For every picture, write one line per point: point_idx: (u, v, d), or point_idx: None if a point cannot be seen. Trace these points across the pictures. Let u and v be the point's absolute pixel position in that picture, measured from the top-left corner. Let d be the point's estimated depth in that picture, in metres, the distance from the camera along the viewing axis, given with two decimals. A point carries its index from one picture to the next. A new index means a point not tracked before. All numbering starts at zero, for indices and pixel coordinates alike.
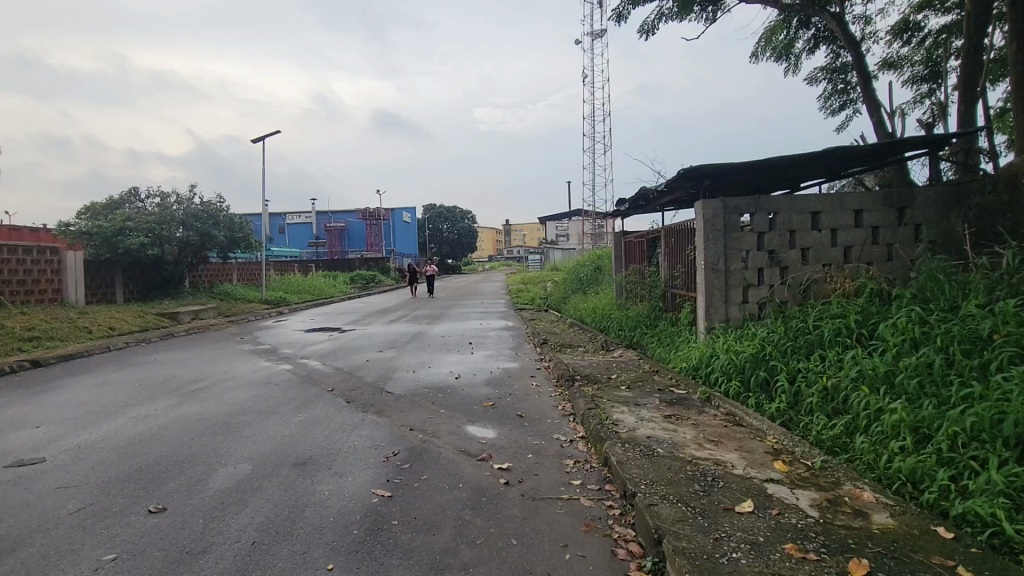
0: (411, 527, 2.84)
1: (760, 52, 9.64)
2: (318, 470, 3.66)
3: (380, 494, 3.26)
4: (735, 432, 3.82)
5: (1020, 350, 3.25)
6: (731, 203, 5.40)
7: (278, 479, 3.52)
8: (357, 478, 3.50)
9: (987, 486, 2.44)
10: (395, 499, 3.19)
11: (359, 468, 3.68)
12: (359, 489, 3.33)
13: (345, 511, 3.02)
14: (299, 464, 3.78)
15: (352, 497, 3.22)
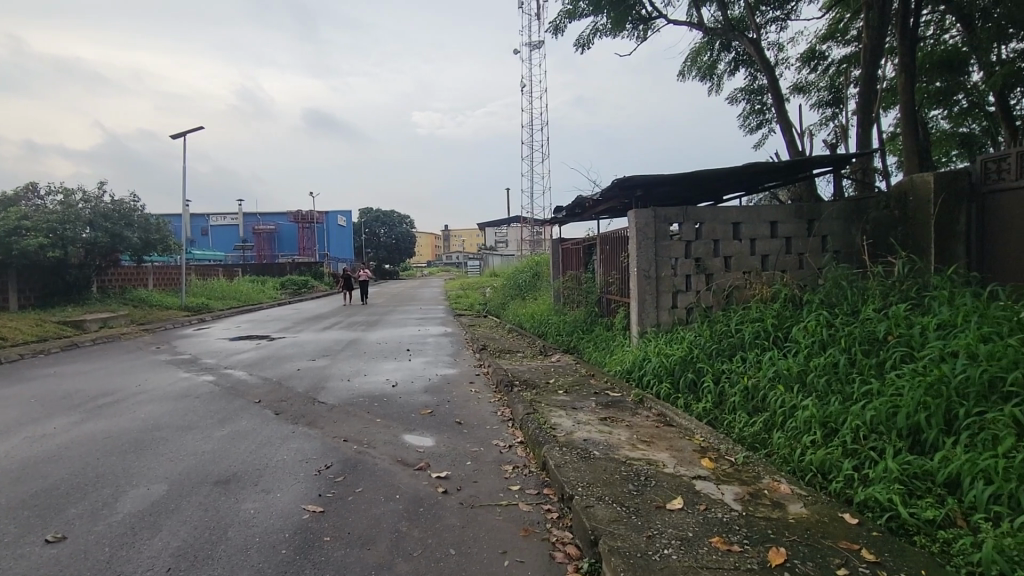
0: (344, 543, 2.80)
1: (687, 71, 10.26)
2: (243, 488, 3.50)
3: (312, 509, 3.18)
4: (666, 432, 4.07)
5: (908, 349, 3.68)
6: (661, 213, 5.74)
7: (199, 499, 3.34)
8: (286, 494, 3.38)
9: (884, 473, 2.75)
10: (328, 514, 3.12)
11: (289, 483, 3.57)
12: (289, 505, 3.23)
13: (273, 530, 2.93)
14: (222, 481, 3.60)
15: (281, 514, 3.11)
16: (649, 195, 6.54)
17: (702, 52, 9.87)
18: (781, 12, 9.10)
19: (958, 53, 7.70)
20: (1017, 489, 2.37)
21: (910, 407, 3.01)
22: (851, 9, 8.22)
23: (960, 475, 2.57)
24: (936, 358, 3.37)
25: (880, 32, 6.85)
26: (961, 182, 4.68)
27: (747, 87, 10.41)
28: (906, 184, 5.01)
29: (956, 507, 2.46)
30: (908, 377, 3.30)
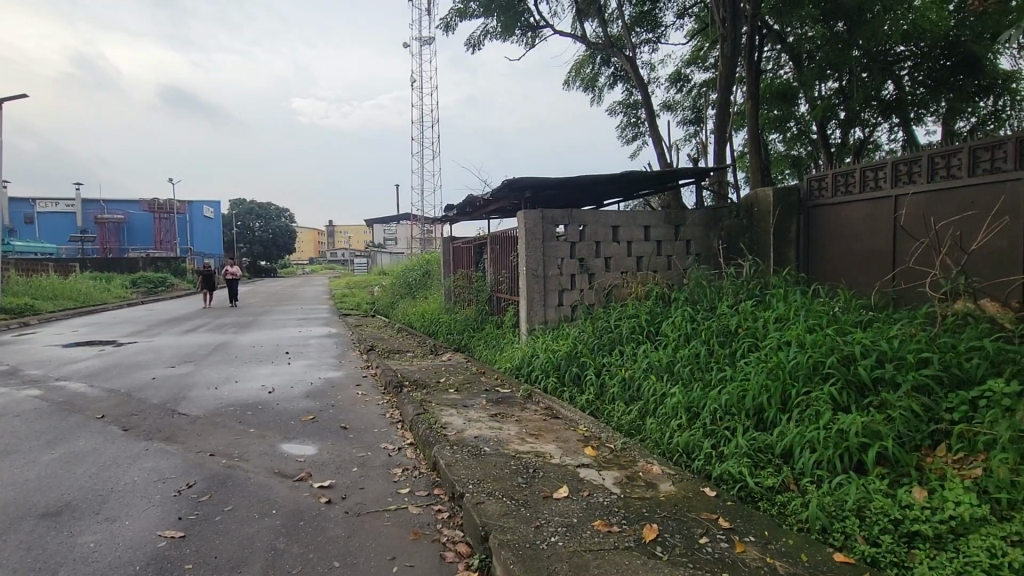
0: (210, 568, 2.65)
1: (572, 81, 10.90)
2: (80, 519, 3.13)
3: (169, 535, 2.95)
4: (553, 424, 4.38)
5: (754, 338, 4.32)
6: (549, 215, 6.11)
7: (19, 537, 2.92)
8: (136, 522, 3.09)
9: (735, 449, 3.24)
10: (189, 539, 2.92)
11: (141, 508, 3.26)
12: (141, 534, 2.96)
13: (121, 563, 2.67)
14: (51, 514, 3.18)
15: (129, 545, 2.84)
16: (535, 197, 6.88)
17: (585, 64, 10.57)
18: (652, 35, 9.95)
19: (790, 87, 9.05)
20: (834, 454, 2.89)
21: (754, 388, 3.56)
22: (709, 40, 9.29)
23: (791, 446, 3.08)
24: (775, 347, 4.00)
25: (731, 63, 7.85)
26: (792, 197, 5.49)
27: (624, 100, 11.34)
28: (751, 197, 5.80)
29: (789, 474, 2.97)
30: (755, 362, 3.89)
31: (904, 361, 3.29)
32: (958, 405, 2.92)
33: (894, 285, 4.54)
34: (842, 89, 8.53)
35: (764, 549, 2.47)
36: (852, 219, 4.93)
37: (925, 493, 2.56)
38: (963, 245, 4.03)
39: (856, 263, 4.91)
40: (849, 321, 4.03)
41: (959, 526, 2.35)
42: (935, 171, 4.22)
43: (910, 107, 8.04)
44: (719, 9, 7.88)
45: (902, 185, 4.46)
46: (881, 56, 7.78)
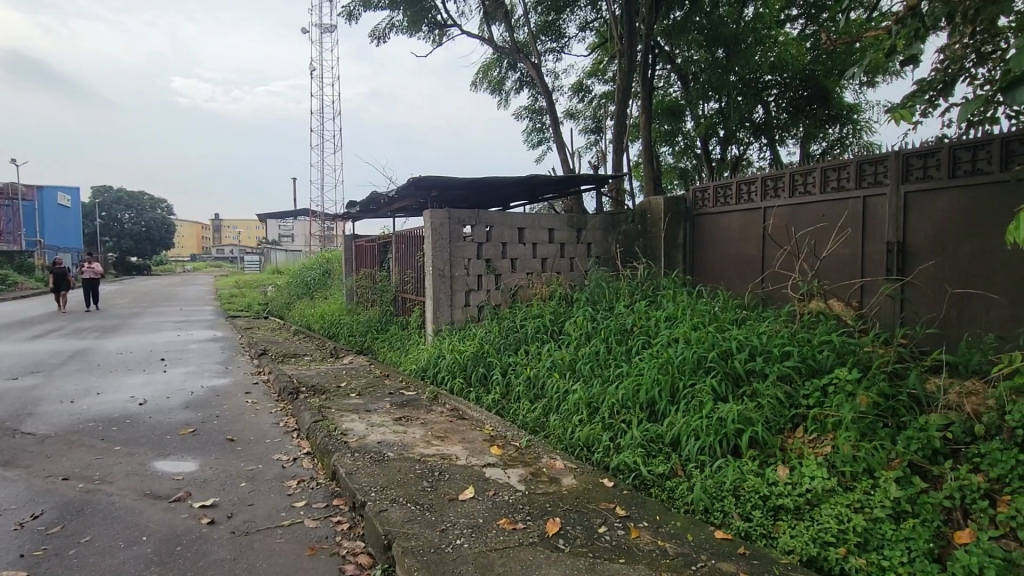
0: None
1: (479, 83, 10.94)
2: None
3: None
4: (459, 425, 4.36)
5: (648, 335, 4.63)
6: (455, 214, 6.08)
7: None
8: None
9: (630, 441, 3.44)
10: None
11: None
12: None
13: None
14: None
15: None
16: (442, 196, 6.81)
17: (492, 67, 10.68)
18: (556, 45, 10.29)
19: (678, 104, 9.80)
20: (714, 440, 3.18)
21: (647, 383, 3.80)
22: (608, 54, 9.77)
23: (679, 435, 3.34)
24: (665, 344, 4.32)
25: (627, 78, 8.31)
26: (680, 206, 5.94)
27: (530, 106, 11.62)
28: (645, 204, 6.20)
29: (677, 461, 3.21)
30: (648, 358, 4.15)
31: (770, 354, 3.70)
32: (812, 392, 3.32)
33: (763, 287, 5.07)
34: (722, 109, 9.33)
35: (655, 533, 2.65)
36: (729, 227, 5.46)
37: (787, 470, 2.89)
38: (817, 253, 4.61)
39: (733, 267, 5.43)
40: (728, 319, 4.46)
41: (814, 497, 2.67)
42: (795, 186, 4.80)
43: (776, 130, 9.03)
44: (616, 26, 8.32)
45: (770, 198, 5.02)
46: (752, 84, 8.71)
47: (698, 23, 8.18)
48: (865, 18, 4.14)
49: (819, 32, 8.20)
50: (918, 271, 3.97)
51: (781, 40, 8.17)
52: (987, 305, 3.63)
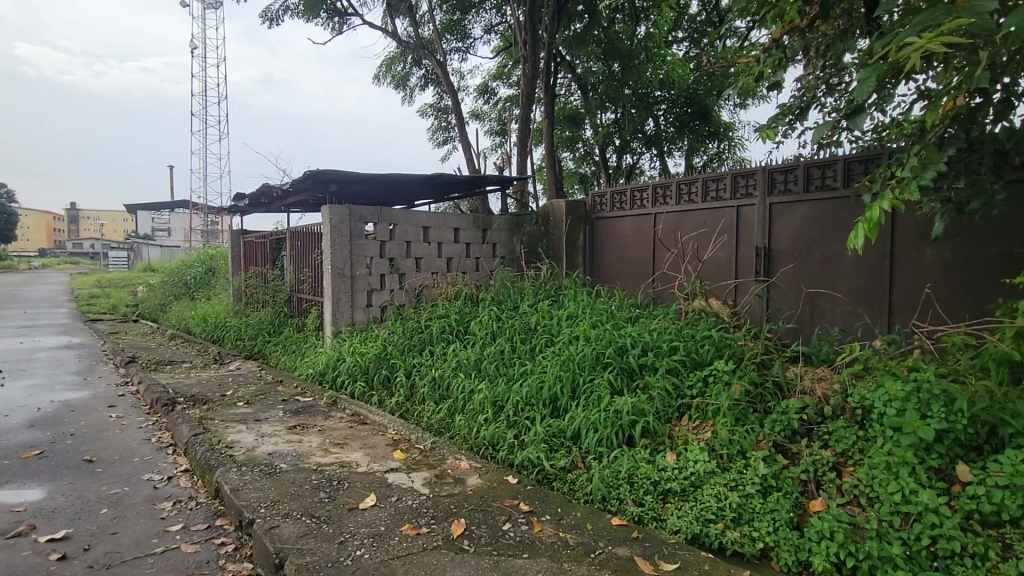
0: None
1: (381, 77, 10.58)
2: None
3: None
4: (360, 430, 4.19)
5: (551, 333, 4.77)
6: (356, 211, 5.83)
7: None
8: None
9: (534, 437, 3.53)
10: None
11: None
12: None
13: None
14: None
15: None
16: (342, 192, 6.49)
17: (396, 61, 10.39)
18: (461, 45, 10.25)
19: (579, 112, 10.23)
20: (611, 432, 3.36)
21: (550, 380, 3.92)
22: (513, 59, 9.93)
23: (579, 429, 3.48)
24: (567, 341, 4.49)
25: (530, 83, 8.51)
26: (580, 209, 6.20)
27: (435, 104, 11.47)
28: (547, 207, 6.40)
29: (578, 453, 3.36)
30: (551, 356, 4.27)
31: (660, 349, 3.99)
32: (695, 382, 3.63)
33: (654, 287, 5.45)
34: (617, 120, 9.84)
35: (557, 525, 2.73)
36: (624, 231, 5.80)
37: (674, 455, 3.13)
38: (699, 255, 5.05)
39: (628, 268, 5.78)
40: (623, 317, 4.73)
41: (697, 479, 2.92)
42: (680, 195, 5.22)
43: (665, 142, 9.67)
44: (520, 31, 8.51)
45: (660, 205, 5.41)
46: (644, 98, 9.35)
47: (595, 37, 8.75)
48: (738, 46, 4.64)
49: (700, 56, 9.09)
50: (781, 273, 4.50)
51: (669, 59, 8.96)
52: (833, 303, 4.21)
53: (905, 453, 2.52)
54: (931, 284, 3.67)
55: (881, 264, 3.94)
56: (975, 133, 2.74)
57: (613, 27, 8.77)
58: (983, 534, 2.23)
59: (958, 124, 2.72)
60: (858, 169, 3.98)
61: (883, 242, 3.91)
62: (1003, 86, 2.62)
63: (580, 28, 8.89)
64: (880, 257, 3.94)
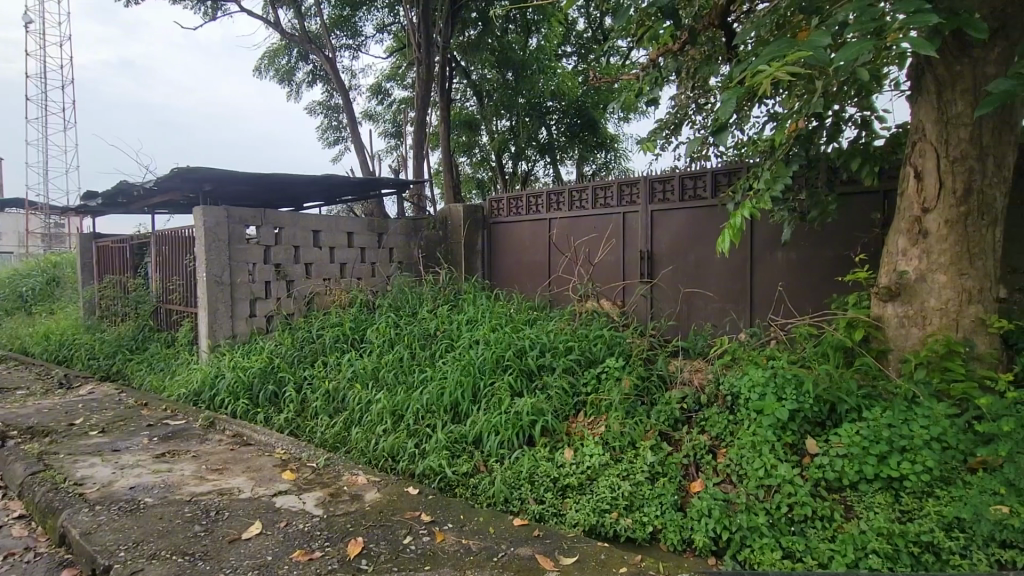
0: None
1: (263, 70, 9.82)
2: None
3: None
4: (242, 453, 3.82)
5: (451, 339, 4.72)
6: (235, 213, 5.35)
7: None
8: None
9: (435, 444, 3.48)
10: None
11: None
12: None
13: None
14: None
15: None
16: (218, 191, 5.91)
17: (279, 55, 9.70)
18: (352, 42, 9.86)
19: (474, 118, 10.29)
20: (511, 433, 3.41)
21: (451, 386, 3.87)
22: (406, 61, 9.75)
23: (480, 433, 3.49)
24: (467, 345, 4.48)
25: (425, 87, 8.40)
26: (477, 214, 6.23)
27: (324, 102, 10.89)
28: (445, 211, 6.35)
29: (480, 457, 3.37)
30: (451, 362, 4.23)
31: (557, 349, 4.13)
32: (589, 380, 3.81)
33: (550, 289, 5.63)
34: (512, 127, 10.05)
35: (459, 532, 2.70)
36: (521, 235, 5.93)
37: (572, 451, 3.26)
38: (591, 259, 5.32)
39: (525, 272, 5.92)
40: (521, 319, 4.83)
41: (593, 472, 3.06)
42: (572, 201, 5.47)
43: (557, 150, 10.04)
44: (414, 33, 8.39)
45: (554, 210, 5.62)
46: (536, 108, 9.65)
47: (489, 45, 8.91)
48: (620, 63, 4.96)
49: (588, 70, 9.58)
50: (662, 275, 4.88)
51: (559, 71, 9.37)
52: (706, 301, 4.66)
53: (766, 432, 2.85)
54: (783, 283, 4.21)
55: (743, 265, 4.43)
56: (812, 151, 3.19)
57: (507, 36, 8.99)
58: (828, 498, 2.58)
59: (800, 143, 3.14)
60: (723, 180, 4.44)
61: (744, 246, 4.41)
62: (833, 112, 3.09)
63: (473, 34, 8.96)
64: (742, 259, 4.44)
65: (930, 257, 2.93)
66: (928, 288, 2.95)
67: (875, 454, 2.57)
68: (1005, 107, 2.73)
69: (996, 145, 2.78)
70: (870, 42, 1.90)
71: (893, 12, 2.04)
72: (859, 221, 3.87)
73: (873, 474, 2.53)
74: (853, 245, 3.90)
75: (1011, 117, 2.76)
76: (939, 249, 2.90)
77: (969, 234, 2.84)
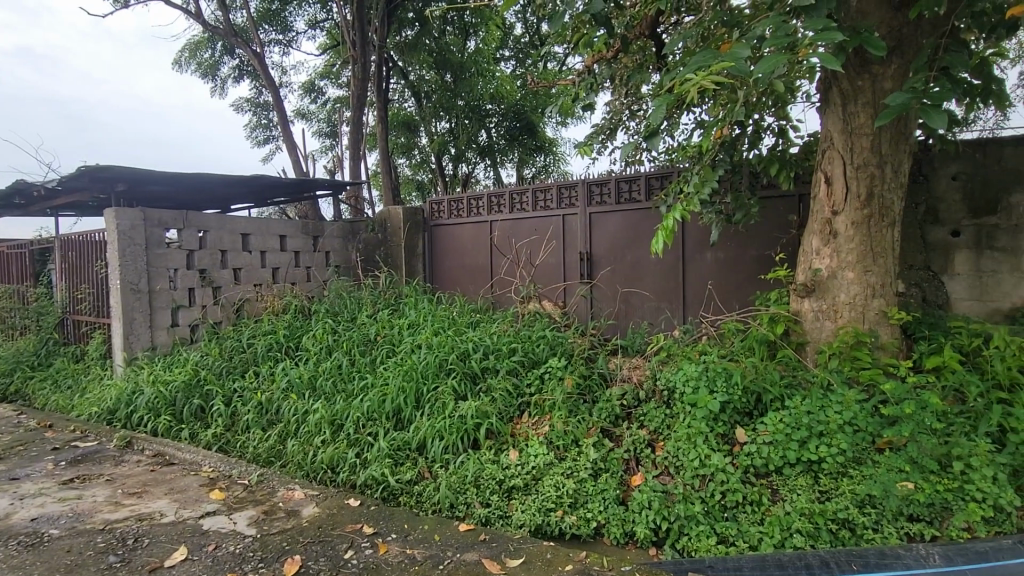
0: None
1: (184, 63, 9.18)
2: None
3: None
4: (165, 473, 3.54)
5: (392, 344, 4.61)
6: (153, 215, 4.95)
7: None
8: None
9: (378, 453, 3.38)
10: None
11: None
12: None
13: None
14: None
15: None
16: (132, 192, 5.46)
17: (201, 47, 9.12)
18: (282, 37, 9.44)
19: (412, 119, 10.13)
20: (456, 438, 3.38)
21: (393, 393, 3.78)
22: (341, 59, 9.44)
23: (424, 439, 3.43)
24: (409, 350, 4.39)
25: (361, 86, 8.17)
26: (417, 216, 6.13)
27: (252, 99, 10.35)
28: (384, 214, 6.19)
29: (424, 464, 3.31)
30: (393, 368, 4.13)
31: (500, 351, 4.13)
32: (533, 381, 3.84)
33: (492, 291, 5.63)
34: (452, 129, 9.98)
35: (403, 542, 2.64)
36: (462, 237, 5.90)
37: (517, 452, 3.28)
38: (532, 261, 5.38)
39: (467, 274, 5.89)
40: (464, 322, 4.79)
41: (538, 472, 3.09)
42: (513, 204, 5.51)
43: (497, 153, 10.05)
44: (348, 31, 8.16)
45: (495, 213, 5.63)
46: (476, 110, 9.63)
47: (426, 45, 8.82)
48: (557, 69, 5.05)
49: (525, 74, 9.64)
50: (601, 275, 5.01)
51: (498, 75, 9.23)
52: (642, 300, 4.83)
53: (700, 424, 2.98)
54: (713, 282, 4.44)
55: (676, 265, 4.63)
56: (736, 157, 3.39)
57: (444, 37, 8.93)
58: (757, 483, 2.74)
59: (725, 150, 3.33)
60: (656, 184, 4.63)
61: (677, 247, 4.61)
62: (753, 121, 3.30)
63: (411, 35, 8.89)
64: (675, 259, 4.63)
65: (840, 255, 3.19)
66: (838, 284, 3.21)
67: (796, 440, 2.76)
68: (900, 118, 3.02)
69: (893, 153, 3.06)
70: (783, 56, 2.05)
71: (804, 29, 2.21)
72: (778, 222, 4.15)
73: (795, 459, 2.72)
74: (773, 245, 4.18)
75: (905, 128, 3.05)
76: (847, 248, 3.16)
77: (872, 234, 3.12)
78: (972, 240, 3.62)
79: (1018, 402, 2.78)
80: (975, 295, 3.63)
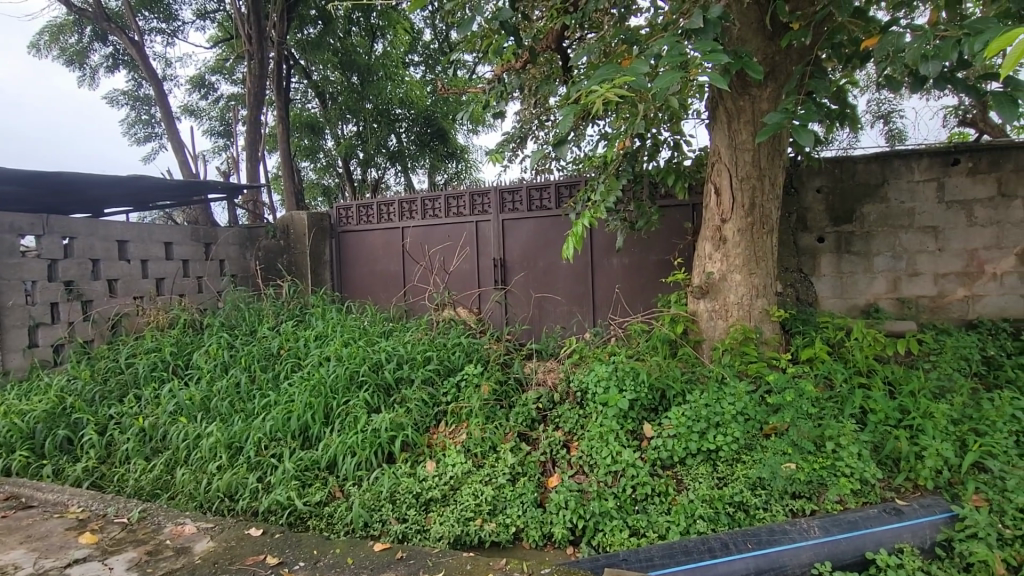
0: None
1: (44, 48, 8.04)
2: None
3: None
4: (20, 519, 3.03)
5: (297, 358, 4.33)
6: (4, 219, 4.24)
7: None
8: None
9: (283, 475, 3.15)
10: None
11: None
12: None
13: None
14: None
15: None
16: None
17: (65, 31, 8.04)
18: (166, 26, 8.61)
19: (317, 121, 9.66)
20: (369, 453, 3.25)
21: (300, 410, 3.54)
22: (234, 53, 8.78)
23: (334, 456, 3.26)
24: (316, 363, 4.14)
25: (259, 83, 7.65)
26: (323, 222, 5.83)
27: (130, 92, 9.30)
28: (286, 219, 5.83)
29: (335, 483, 3.14)
30: (298, 383, 3.87)
31: (414, 361, 4.02)
32: (449, 389, 3.79)
33: (405, 299, 5.50)
34: (360, 133, 9.65)
35: (312, 570, 2.47)
36: (372, 243, 5.70)
37: (433, 463, 3.22)
38: (446, 267, 5.33)
39: (379, 282, 5.70)
40: (376, 332, 4.61)
41: (456, 482, 3.05)
42: (425, 210, 5.42)
43: (408, 158, 9.86)
44: (244, 24, 7.56)
45: (406, 219, 5.52)
46: (386, 114, 9.43)
47: (331, 45, 8.46)
48: (467, 77, 5.05)
49: (435, 80, 9.61)
50: (514, 281, 5.08)
51: (406, 79, 9.10)
52: (555, 304, 4.96)
53: (611, 422, 3.12)
54: (620, 285, 4.67)
55: (585, 271, 4.81)
56: (637, 168, 3.60)
57: (350, 38, 8.53)
58: (663, 475, 2.91)
59: (627, 161, 3.52)
60: (565, 193, 4.79)
61: (586, 253, 4.79)
62: (651, 135, 3.53)
63: (313, 33, 8.47)
64: (584, 264, 4.81)
65: (729, 260, 3.49)
66: (728, 286, 3.51)
67: (696, 432, 2.97)
68: (774, 137, 3.37)
69: (770, 167, 3.41)
70: (678, 74, 2.21)
71: (694, 50, 2.39)
72: (675, 229, 4.46)
73: (696, 450, 2.92)
74: (671, 251, 4.49)
75: (778, 146, 3.41)
76: (735, 252, 3.47)
77: (755, 241, 3.45)
78: (833, 245, 4.14)
79: (873, 385, 3.23)
80: (838, 294, 4.15)
